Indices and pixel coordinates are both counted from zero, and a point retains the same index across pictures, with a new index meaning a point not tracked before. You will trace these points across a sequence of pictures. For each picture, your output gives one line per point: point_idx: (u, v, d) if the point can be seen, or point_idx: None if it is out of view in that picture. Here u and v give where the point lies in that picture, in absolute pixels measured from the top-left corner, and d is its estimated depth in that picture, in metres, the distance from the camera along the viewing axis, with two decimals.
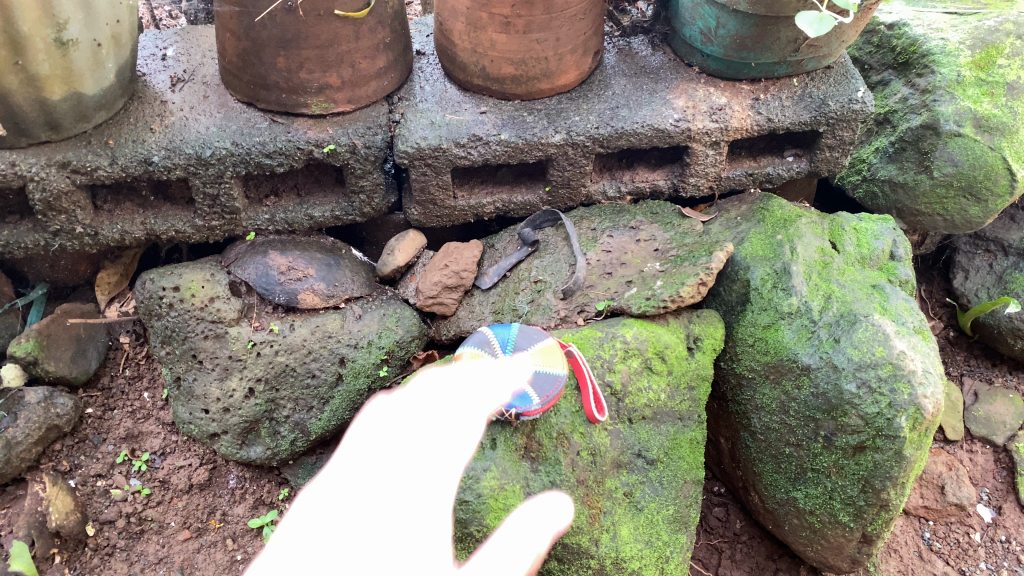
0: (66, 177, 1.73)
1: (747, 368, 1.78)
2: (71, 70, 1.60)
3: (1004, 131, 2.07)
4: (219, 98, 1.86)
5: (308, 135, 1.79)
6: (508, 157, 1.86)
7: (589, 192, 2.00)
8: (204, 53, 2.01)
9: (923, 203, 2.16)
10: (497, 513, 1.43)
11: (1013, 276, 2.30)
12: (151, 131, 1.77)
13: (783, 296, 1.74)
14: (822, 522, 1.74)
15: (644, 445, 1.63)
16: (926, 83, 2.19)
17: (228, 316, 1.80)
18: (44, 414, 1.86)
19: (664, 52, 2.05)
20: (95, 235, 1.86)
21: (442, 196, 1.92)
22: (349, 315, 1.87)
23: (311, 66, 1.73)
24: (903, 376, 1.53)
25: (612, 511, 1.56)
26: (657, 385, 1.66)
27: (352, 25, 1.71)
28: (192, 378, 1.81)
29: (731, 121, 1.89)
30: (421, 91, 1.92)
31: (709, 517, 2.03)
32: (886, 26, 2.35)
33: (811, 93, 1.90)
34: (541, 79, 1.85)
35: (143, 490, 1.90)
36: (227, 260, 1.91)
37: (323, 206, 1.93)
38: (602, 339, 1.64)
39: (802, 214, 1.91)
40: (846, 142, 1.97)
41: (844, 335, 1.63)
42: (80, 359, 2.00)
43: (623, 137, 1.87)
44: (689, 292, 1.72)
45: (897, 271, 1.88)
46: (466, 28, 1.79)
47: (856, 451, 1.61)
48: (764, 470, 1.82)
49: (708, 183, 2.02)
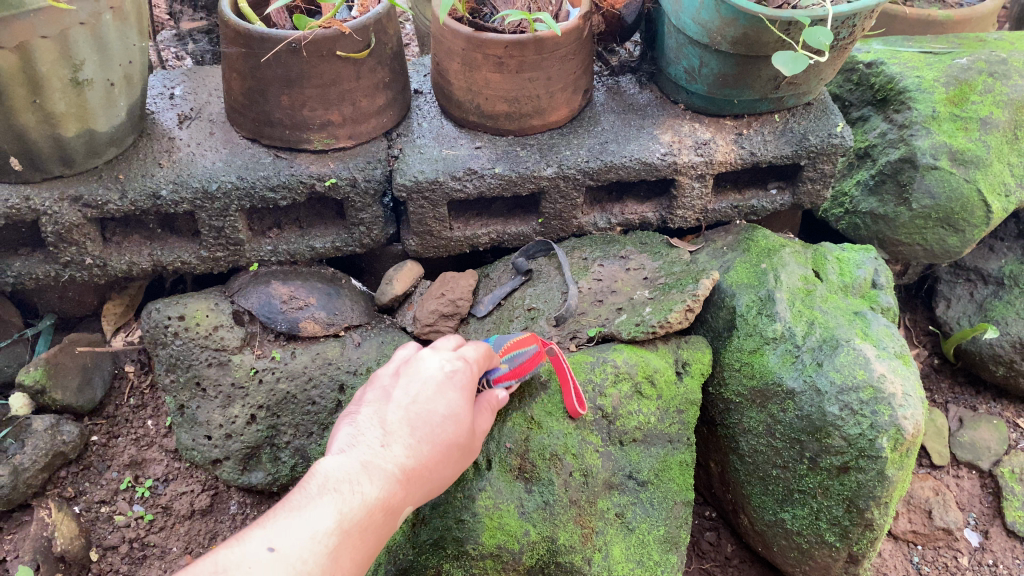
0: (78, 211, 1.81)
1: (733, 393, 1.84)
2: (85, 108, 1.68)
3: (979, 164, 2.17)
4: (224, 134, 1.95)
5: (310, 169, 1.87)
6: (502, 189, 1.93)
7: (581, 223, 2.07)
8: (211, 92, 2.10)
9: (902, 233, 2.24)
10: (493, 531, 1.50)
11: (993, 304, 2.38)
12: (159, 166, 1.85)
13: (768, 322, 1.81)
14: (809, 543, 1.78)
15: (635, 467, 1.68)
16: (904, 118, 2.27)
17: (232, 344, 1.87)
18: (51, 441, 1.90)
19: (651, 90, 2.14)
20: (104, 266, 1.93)
21: (438, 227, 1.99)
22: (348, 343, 1.94)
23: (314, 104, 1.82)
24: (884, 399, 1.60)
25: (604, 531, 1.60)
26: (646, 408, 1.72)
27: (353, 65, 1.79)
28: (195, 405, 1.86)
29: (716, 155, 1.97)
30: (418, 128, 2.00)
31: (701, 542, 2.06)
32: (865, 65, 2.44)
33: (792, 128, 1.99)
34: (533, 116, 1.93)
35: (146, 516, 1.94)
36: (231, 289, 1.97)
37: (324, 237, 2.00)
38: (592, 363, 1.71)
39: (786, 244, 1.98)
40: (827, 175, 2.06)
41: (826, 359, 1.69)
42: (87, 388, 2.05)
43: (612, 171, 1.95)
44: (677, 317, 1.78)
45: (878, 299, 1.95)
46: (462, 68, 1.87)
47: (840, 471, 1.66)
48: (752, 492, 1.87)
49: (695, 215, 2.10)
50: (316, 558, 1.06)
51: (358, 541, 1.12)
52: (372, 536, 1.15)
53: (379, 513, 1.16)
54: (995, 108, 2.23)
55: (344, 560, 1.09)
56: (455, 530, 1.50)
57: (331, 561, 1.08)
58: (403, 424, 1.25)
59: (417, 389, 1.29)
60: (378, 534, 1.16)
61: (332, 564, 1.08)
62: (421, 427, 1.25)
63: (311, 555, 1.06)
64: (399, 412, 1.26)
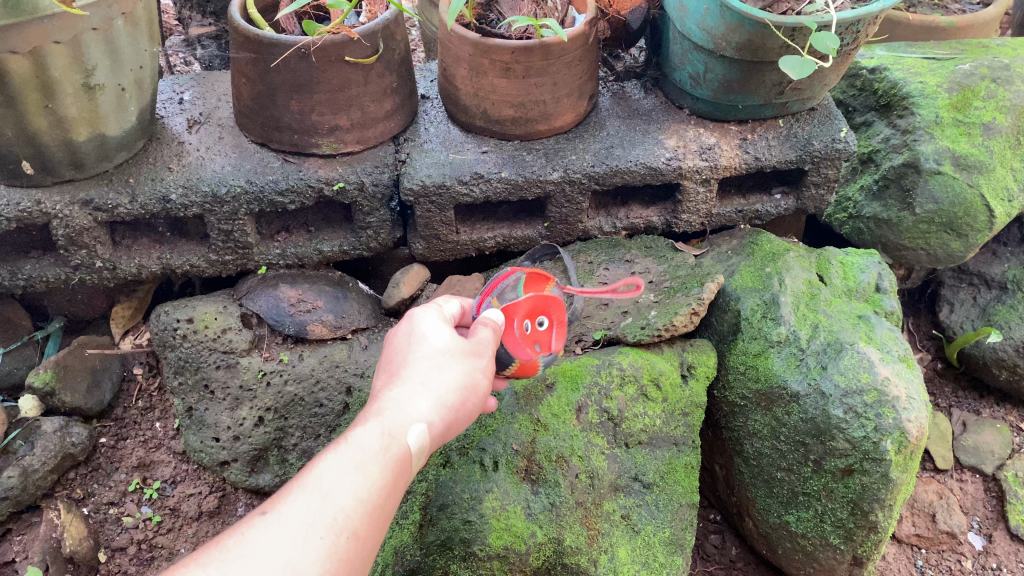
0: (88, 214, 1.82)
1: (738, 396, 1.85)
2: (96, 113, 1.70)
3: (981, 169, 2.18)
4: (233, 139, 1.97)
5: (318, 173, 1.88)
6: (509, 194, 1.95)
7: (586, 227, 2.08)
8: (219, 97, 2.11)
9: (906, 238, 2.25)
10: (500, 533, 1.50)
11: (996, 308, 2.39)
12: (169, 170, 1.87)
13: (773, 325, 1.82)
14: (814, 545, 1.79)
15: (641, 469, 1.70)
16: (907, 123, 2.29)
17: (240, 347, 1.88)
18: (60, 442, 1.92)
19: (656, 95, 2.16)
20: (113, 269, 1.95)
21: (445, 231, 2.00)
22: (355, 346, 1.96)
23: (323, 109, 1.83)
24: (888, 402, 1.61)
25: (610, 533, 1.61)
26: (652, 411, 1.73)
27: (362, 70, 1.81)
28: (203, 408, 1.88)
29: (720, 160, 1.99)
30: (425, 132, 2.02)
31: (706, 544, 2.06)
32: (869, 71, 2.45)
33: (796, 133, 2.01)
34: (539, 120, 1.95)
35: (154, 518, 1.95)
36: (240, 292, 1.99)
37: (332, 240, 2.02)
38: (598, 365, 1.72)
39: (790, 248, 2.00)
40: (831, 179, 2.07)
41: (831, 362, 1.70)
42: (95, 390, 2.07)
43: (617, 175, 1.97)
44: (682, 321, 1.79)
45: (882, 303, 1.96)
46: (469, 74, 1.88)
47: (845, 474, 1.67)
48: (756, 495, 1.88)
49: (700, 219, 2.11)
50: (311, 505, 1.01)
51: (360, 476, 1.06)
52: (380, 468, 1.08)
53: (380, 445, 1.10)
54: (998, 113, 2.24)
55: (346, 498, 1.03)
56: (463, 531, 1.50)
57: (331, 501, 1.02)
58: (384, 375, 1.22)
59: (392, 346, 1.28)
60: (387, 465, 1.09)
61: (334, 504, 1.02)
62: (395, 367, 1.22)
63: (303, 503, 1.01)
64: (381, 372, 1.24)
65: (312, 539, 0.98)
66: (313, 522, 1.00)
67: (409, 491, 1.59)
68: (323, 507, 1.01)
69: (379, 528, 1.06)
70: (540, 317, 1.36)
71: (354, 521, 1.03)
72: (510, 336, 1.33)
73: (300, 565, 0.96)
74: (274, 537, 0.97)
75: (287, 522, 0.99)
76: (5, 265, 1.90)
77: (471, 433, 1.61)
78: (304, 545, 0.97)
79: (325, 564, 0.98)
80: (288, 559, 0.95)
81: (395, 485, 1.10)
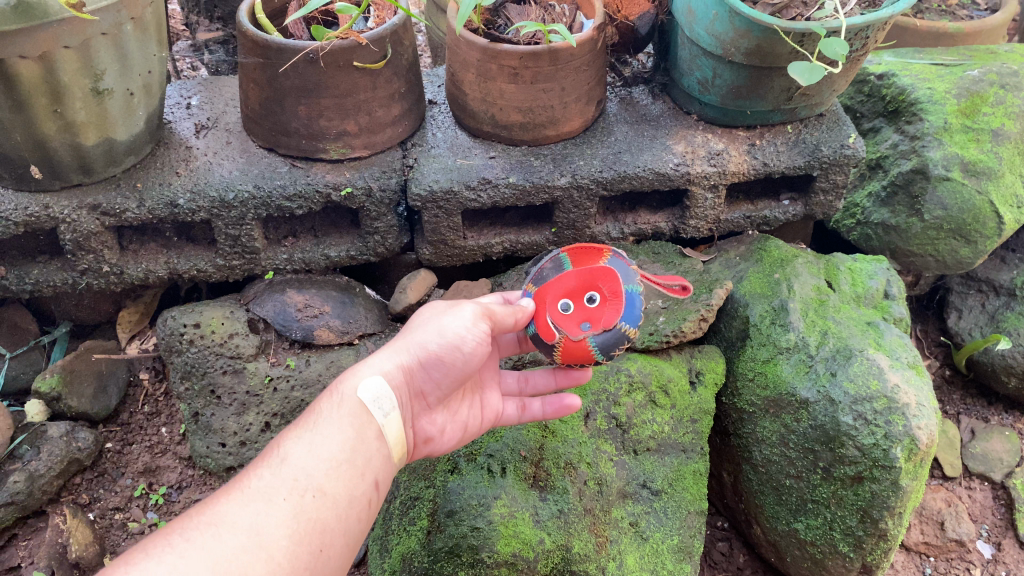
0: (96, 219, 1.82)
1: (747, 403, 1.84)
2: (104, 117, 1.70)
3: (991, 175, 2.17)
4: (241, 144, 1.97)
5: (326, 179, 1.88)
6: (516, 200, 1.94)
7: (594, 232, 2.07)
8: (227, 101, 2.12)
9: (915, 244, 2.24)
10: (508, 540, 1.44)
11: (1005, 315, 2.38)
12: (177, 175, 1.87)
13: (781, 331, 1.82)
14: (823, 553, 1.77)
15: (648, 476, 1.69)
16: (915, 129, 2.28)
17: (247, 352, 1.89)
18: (66, 447, 1.91)
19: (664, 101, 2.15)
20: (120, 274, 1.95)
21: (452, 236, 1.99)
22: (363, 351, 1.95)
23: (330, 114, 1.83)
24: (897, 409, 1.60)
25: (618, 540, 1.60)
26: (660, 418, 1.73)
27: (370, 75, 1.81)
28: (209, 414, 1.87)
29: (729, 165, 1.98)
30: (433, 137, 2.02)
31: (713, 552, 2.01)
32: (877, 77, 2.45)
33: (804, 139, 2.00)
34: (547, 126, 1.94)
35: (160, 523, 1.94)
36: (247, 296, 1.97)
37: (339, 246, 2.01)
38: (607, 371, 1.72)
39: (799, 254, 1.99)
40: (839, 185, 2.06)
41: (840, 369, 1.69)
42: (102, 395, 2.06)
43: (625, 181, 1.96)
44: (691, 327, 1.79)
45: (891, 309, 1.95)
46: (477, 79, 1.88)
47: (854, 481, 1.66)
48: (764, 502, 1.85)
49: (708, 225, 2.10)
50: (272, 474, 1.10)
51: (319, 439, 1.15)
52: (340, 427, 1.17)
53: (337, 409, 1.19)
54: (1007, 119, 2.24)
55: (306, 461, 1.12)
56: (470, 538, 1.43)
57: (291, 468, 1.11)
58: None
59: None
60: (347, 423, 1.18)
61: (292, 468, 1.11)
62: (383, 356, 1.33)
63: (264, 475, 1.10)
64: None
65: (274, 503, 1.06)
66: (275, 487, 1.08)
67: (416, 497, 1.57)
68: (284, 474, 1.10)
69: (351, 483, 1.14)
70: (588, 294, 1.33)
71: (318, 479, 1.11)
72: (542, 318, 1.33)
73: (264, 528, 1.03)
74: (238, 505, 1.04)
75: (250, 492, 1.07)
76: (12, 270, 1.90)
77: (479, 438, 1.59)
78: (267, 509, 1.05)
79: (292, 523, 1.05)
80: (252, 523, 1.03)
81: (363, 440, 1.18)
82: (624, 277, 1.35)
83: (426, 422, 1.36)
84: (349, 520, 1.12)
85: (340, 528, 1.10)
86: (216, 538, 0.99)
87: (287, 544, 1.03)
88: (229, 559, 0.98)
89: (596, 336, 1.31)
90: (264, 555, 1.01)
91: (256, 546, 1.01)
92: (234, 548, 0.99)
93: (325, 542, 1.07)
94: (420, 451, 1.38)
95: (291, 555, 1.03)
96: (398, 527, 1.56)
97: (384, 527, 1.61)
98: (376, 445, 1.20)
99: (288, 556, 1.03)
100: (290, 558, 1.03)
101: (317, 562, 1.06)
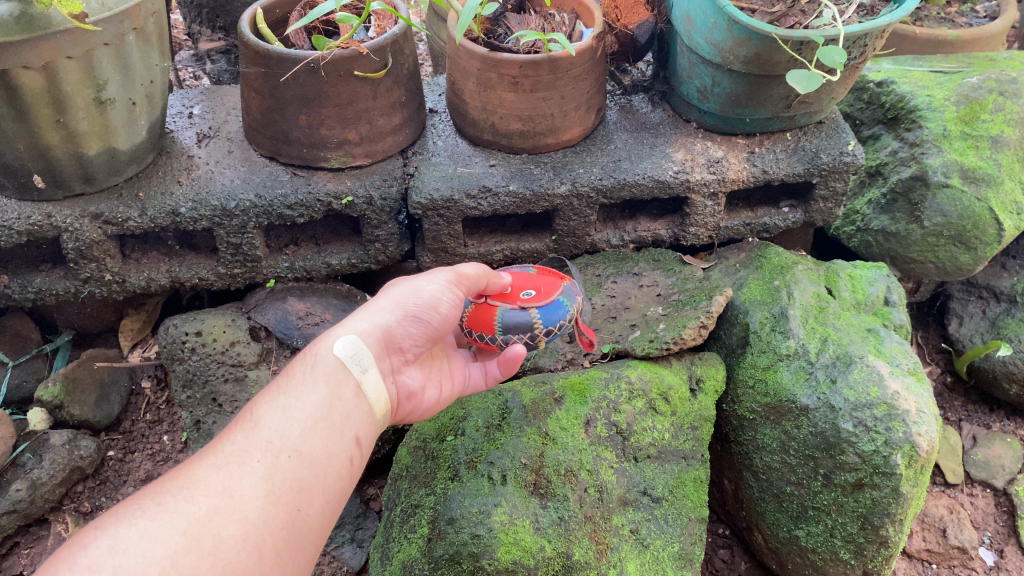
0: (98, 228, 1.83)
1: (747, 409, 1.84)
2: (106, 127, 1.71)
3: (990, 182, 2.18)
4: (242, 153, 1.98)
5: (327, 187, 1.89)
6: (517, 208, 1.95)
7: (594, 240, 2.09)
8: (228, 111, 2.13)
9: (914, 251, 2.25)
10: (508, 547, 1.43)
11: (1005, 322, 2.39)
12: (178, 184, 1.88)
13: (781, 338, 1.82)
14: (824, 560, 1.76)
15: (649, 483, 1.69)
16: (914, 136, 2.29)
17: (248, 360, 1.89)
18: (68, 455, 1.92)
19: (663, 109, 2.16)
20: (123, 282, 1.96)
21: (454, 244, 2.00)
22: None
23: (331, 123, 1.84)
24: (897, 415, 1.61)
25: (619, 547, 1.59)
26: (661, 425, 1.73)
27: (370, 85, 1.82)
28: (212, 421, 1.87)
29: (728, 172, 1.98)
30: (433, 146, 2.03)
31: (714, 559, 2.00)
32: (876, 84, 2.46)
33: (804, 146, 2.01)
34: (547, 134, 1.95)
35: None
36: (248, 305, 1.99)
37: (340, 254, 2.02)
38: (607, 379, 1.73)
39: (798, 262, 2.00)
40: (839, 192, 2.07)
41: (840, 376, 1.70)
42: (104, 403, 2.07)
43: (625, 188, 1.97)
44: (691, 334, 1.80)
45: (891, 316, 1.95)
46: (477, 88, 1.89)
47: (855, 488, 1.66)
48: (765, 509, 1.84)
49: (707, 233, 2.11)
50: (246, 438, 1.14)
51: (295, 400, 1.21)
52: (317, 386, 1.24)
53: (314, 369, 1.26)
54: (1006, 126, 2.25)
55: (280, 424, 1.17)
56: (471, 545, 1.43)
57: (266, 430, 1.16)
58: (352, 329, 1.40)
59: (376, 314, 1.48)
60: (324, 381, 1.24)
61: (266, 431, 1.16)
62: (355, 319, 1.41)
63: (239, 439, 1.14)
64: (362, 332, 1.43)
65: (248, 465, 1.11)
66: (249, 450, 1.13)
67: (417, 505, 1.58)
68: (259, 436, 1.15)
69: (329, 442, 1.20)
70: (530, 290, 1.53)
71: (293, 440, 1.16)
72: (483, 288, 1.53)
73: (238, 489, 1.08)
74: (210, 468, 1.09)
75: (223, 456, 1.12)
76: (15, 279, 1.91)
77: (479, 446, 1.60)
78: (241, 472, 1.10)
79: (267, 483, 1.10)
80: (226, 485, 1.07)
81: (340, 397, 1.25)
82: (565, 292, 1.55)
83: (407, 378, 1.41)
84: (326, 479, 1.17)
85: (318, 486, 1.16)
86: (189, 501, 1.04)
87: (264, 502, 1.09)
88: (202, 520, 1.02)
89: (508, 309, 1.48)
90: (239, 516, 1.05)
91: (230, 507, 1.06)
92: (207, 509, 1.04)
93: (302, 500, 1.13)
94: (404, 407, 1.43)
95: (265, 515, 1.08)
96: (400, 535, 1.56)
97: (385, 535, 1.61)
98: (355, 402, 1.27)
99: (261, 516, 1.07)
100: (265, 517, 1.07)
101: (295, 521, 1.11)
